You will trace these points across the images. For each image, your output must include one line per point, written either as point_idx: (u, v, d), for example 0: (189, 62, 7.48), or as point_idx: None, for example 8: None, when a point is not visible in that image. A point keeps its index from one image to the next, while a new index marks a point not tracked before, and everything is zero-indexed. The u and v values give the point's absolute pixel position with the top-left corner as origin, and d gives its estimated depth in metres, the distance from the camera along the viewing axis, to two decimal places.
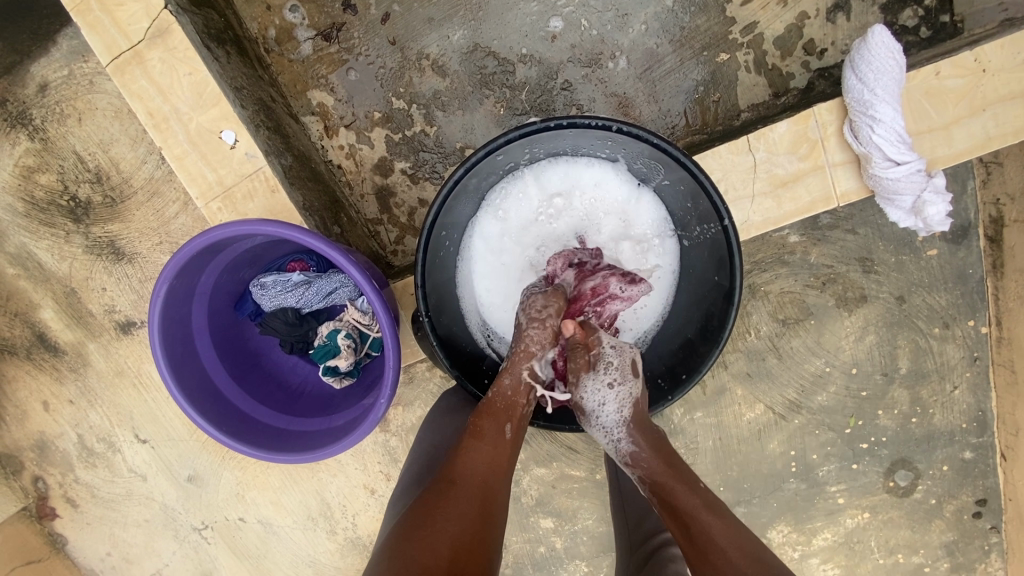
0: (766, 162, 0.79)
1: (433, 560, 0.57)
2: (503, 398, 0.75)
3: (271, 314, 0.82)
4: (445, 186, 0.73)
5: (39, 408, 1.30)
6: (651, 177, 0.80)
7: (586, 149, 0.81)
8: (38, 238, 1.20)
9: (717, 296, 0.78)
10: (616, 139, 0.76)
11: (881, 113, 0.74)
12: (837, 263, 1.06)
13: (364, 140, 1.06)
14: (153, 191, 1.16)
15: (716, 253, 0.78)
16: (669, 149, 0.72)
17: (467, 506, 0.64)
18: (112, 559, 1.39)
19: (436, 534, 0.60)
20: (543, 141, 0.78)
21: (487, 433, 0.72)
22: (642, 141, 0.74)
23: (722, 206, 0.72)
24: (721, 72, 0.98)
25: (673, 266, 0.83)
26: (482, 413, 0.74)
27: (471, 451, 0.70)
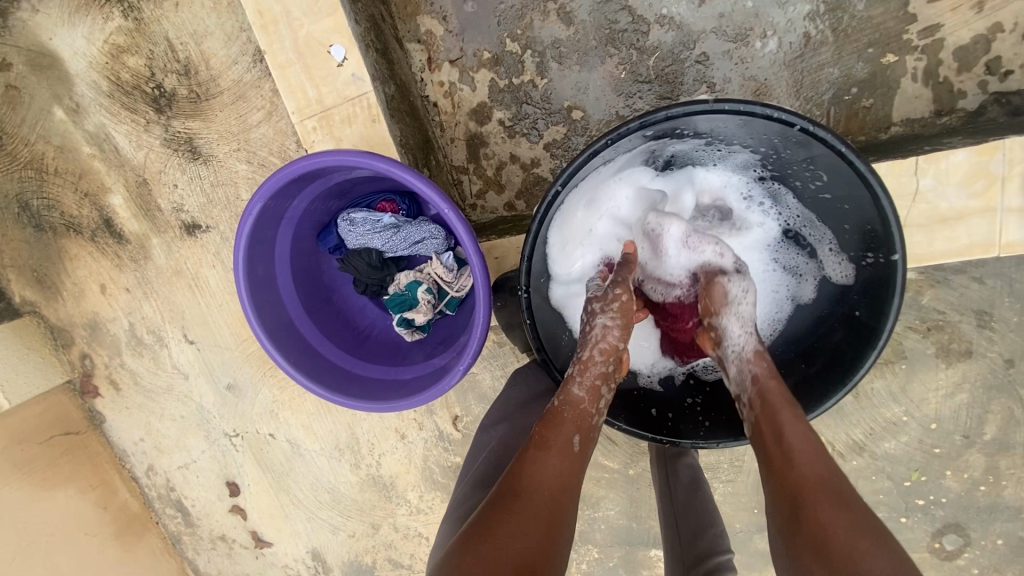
0: (929, 192, 0.70)
1: None
2: (570, 407, 0.69)
3: (354, 252, 0.78)
4: (583, 156, 0.65)
5: (96, 290, 1.32)
6: (799, 182, 0.73)
7: (735, 140, 0.72)
8: (118, 121, 1.17)
9: (851, 329, 0.72)
10: (781, 137, 0.67)
11: None
12: (949, 311, 0.97)
13: (467, 80, 0.99)
14: (239, 94, 1.11)
15: (863, 284, 0.71)
16: (855, 163, 0.63)
17: (532, 522, 0.60)
18: (144, 445, 1.44)
19: (499, 552, 0.57)
20: (697, 124, 0.69)
21: (554, 444, 0.66)
22: (821, 146, 0.65)
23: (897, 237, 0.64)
24: (881, 76, 0.87)
25: (796, 283, 0.78)
26: (547, 422, 0.68)
27: (538, 462, 0.65)
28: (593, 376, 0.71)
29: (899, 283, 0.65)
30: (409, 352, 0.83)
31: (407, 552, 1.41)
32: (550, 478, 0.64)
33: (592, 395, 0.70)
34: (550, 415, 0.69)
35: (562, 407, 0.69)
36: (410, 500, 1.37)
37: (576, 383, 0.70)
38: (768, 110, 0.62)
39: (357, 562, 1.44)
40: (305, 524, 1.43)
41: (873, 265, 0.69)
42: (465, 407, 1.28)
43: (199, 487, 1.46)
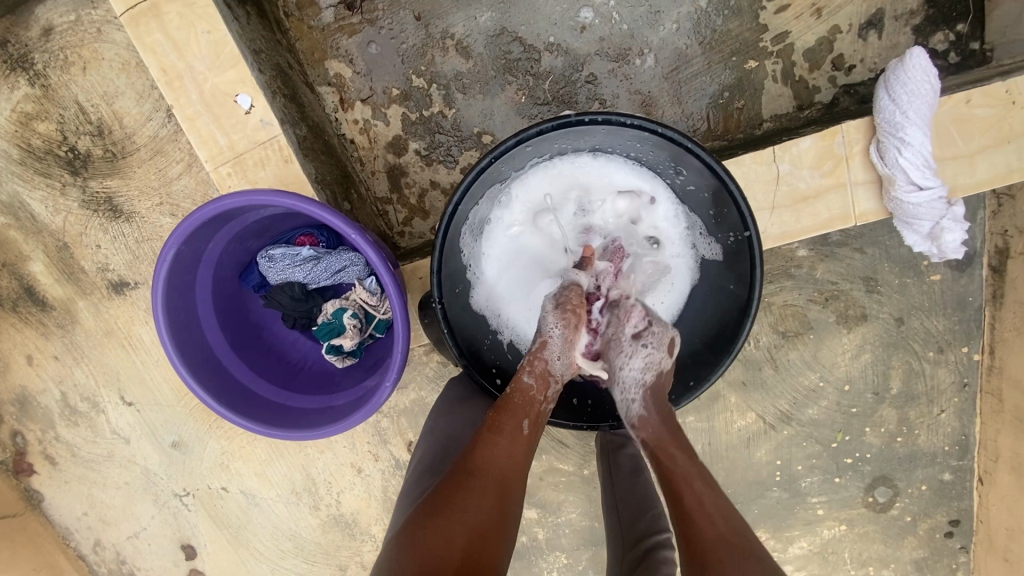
0: (789, 176, 0.79)
1: (448, 552, 0.59)
2: (520, 394, 0.73)
3: (277, 287, 0.81)
4: (471, 174, 0.72)
5: (22, 362, 1.27)
6: (672, 179, 0.80)
7: (613, 146, 0.80)
8: (32, 188, 1.16)
9: (732, 305, 0.79)
10: (644, 139, 0.75)
11: (911, 137, 0.74)
12: (842, 281, 1.07)
13: (380, 116, 1.04)
14: (157, 149, 1.13)
15: (736, 264, 0.78)
16: (702, 154, 0.72)
17: (484, 498, 0.64)
18: (88, 519, 1.37)
19: (454, 526, 0.61)
20: (572, 137, 0.77)
21: (507, 428, 0.70)
22: (675, 144, 0.73)
23: (748, 214, 0.73)
24: (747, 80, 0.98)
25: (688, 272, 0.83)
26: (500, 407, 0.72)
27: (490, 446, 0.69)
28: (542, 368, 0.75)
29: (757, 256, 0.73)
30: (343, 379, 0.85)
31: None
32: (500, 459, 0.68)
33: (540, 382, 0.74)
34: (503, 401, 0.73)
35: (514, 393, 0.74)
36: (376, 534, 1.36)
37: (528, 372, 0.75)
38: (622, 118, 0.72)
39: None
40: None
41: (736, 242, 0.77)
42: (418, 431, 1.29)
43: (152, 555, 1.39)
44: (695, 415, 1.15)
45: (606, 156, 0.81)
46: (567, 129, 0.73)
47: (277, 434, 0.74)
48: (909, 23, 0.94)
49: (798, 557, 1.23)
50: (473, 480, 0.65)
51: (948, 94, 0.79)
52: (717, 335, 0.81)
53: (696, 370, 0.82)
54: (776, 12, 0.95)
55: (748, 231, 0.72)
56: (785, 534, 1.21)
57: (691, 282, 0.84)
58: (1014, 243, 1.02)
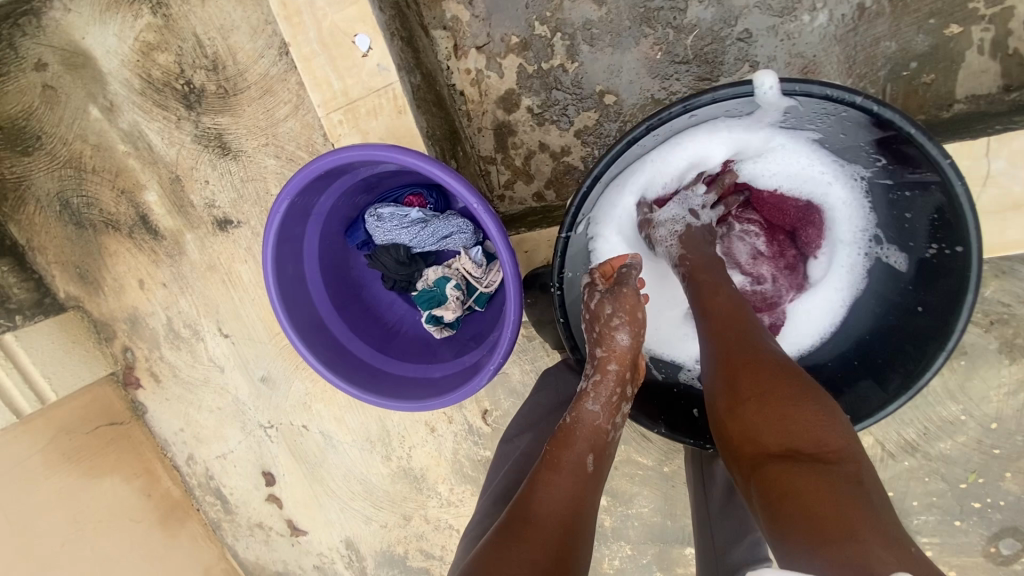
0: (1002, 176, 0.64)
1: None
2: (582, 426, 0.69)
3: (381, 249, 0.77)
4: (624, 142, 0.61)
5: (135, 285, 1.35)
6: (866, 170, 0.70)
7: (803, 125, 0.69)
8: (151, 119, 1.19)
9: (919, 333, 0.68)
10: (849, 118, 0.63)
11: None
12: (1016, 303, 0.90)
13: (494, 67, 0.95)
14: (266, 88, 1.11)
15: (938, 284, 0.65)
16: (927, 147, 0.57)
17: (545, 544, 0.58)
18: (184, 435, 1.48)
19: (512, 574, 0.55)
20: (747, 105, 0.64)
21: (563, 462, 0.67)
22: (889, 128, 0.59)
23: (973, 228, 0.59)
24: (945, 49, 0.80)
25: (860, 281, 0.75)
26: (559, 442, 0.69)
27: (547, 483, 0.65)
28: (605, 390, 0.70)
29: (973, 280, 0.60)
30: (439, 349, 0.81)
31: (438, 544, 1.42)
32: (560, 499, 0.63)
33: (605, 409, 0.70)
34: (561, 436, 0.70)
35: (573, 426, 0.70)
36: (441, 492, 1.38)
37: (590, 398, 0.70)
38: (828, 89, 0.57)
39: (389, 551, 1.46)
40: (338, 513, 1.46)
41: (938, 257, 0.65)
42: (495, 401, 1.26)
43: (236, 476, 1.49)
44: None
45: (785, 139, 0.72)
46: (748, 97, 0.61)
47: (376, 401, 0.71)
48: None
49: None
50: (526, 526, 0.60)
51: None
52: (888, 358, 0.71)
53: (854, 401, 0.72)
54: None
55: (970, 247, 0.59)
56: None
57: (857, 293, 0.76)
58: None
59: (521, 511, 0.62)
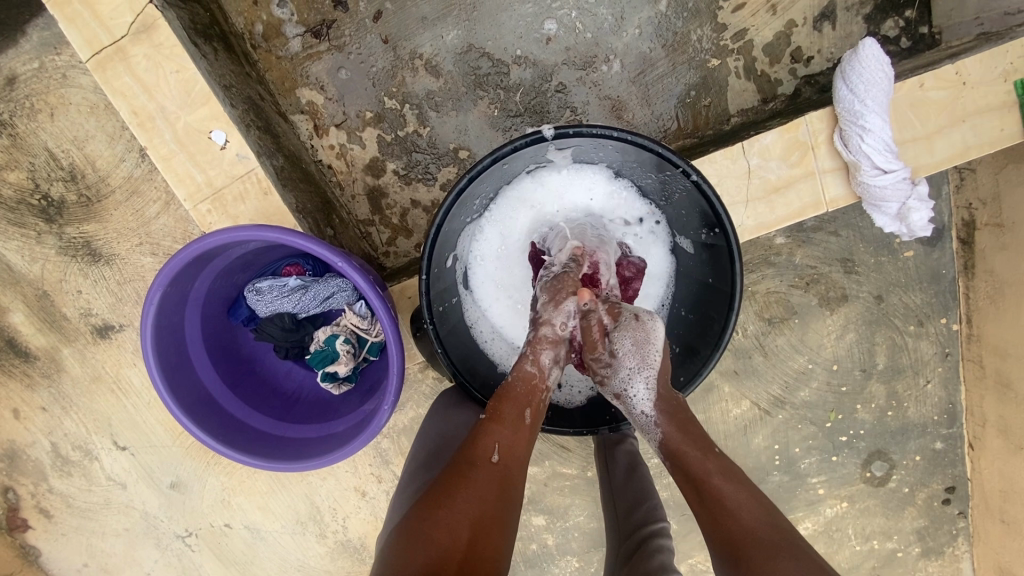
0: (759, 169, 0.82)
1: (450, 541, 0.59)
2: (523, 381, 0.75)
3: (266, 319, 0.81)
4: (451, 195, 0.72)
5: (9, 416, 1.26)
6: (643, 180, 0.82)
7: (588, 157, 0.82)
8: (7, 239, 1.15)
9: (715, 301, 0.81)
10: (616, 147, 0.77)
11: (871, 123, 0.77)
12: (821, 265, 1.10)
13: (355, 140, 1.05)
14: (133, 190, 1.12)
15: (716, 257, 0.79)
16: (670, 156, 0.73)
17: (486, 489, 0.65)
18: (90, 569, 1.36)
19: (454, 515, 0.61)
20: (542, 151, 0.78)
21: (507, 419, 0.71)
22: (645, 150, 0.74)
23: (720, 208, 0.74)
24: (712, 77, 1.00)
25: (667, 270, 0.86)
26: (501, 397, 0.74)
27: (490, 435, 0.70)
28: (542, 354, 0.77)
29: (734, 247, 0.75)
30: (340, 406, 0.86)
31: None
32: (502, 447, 0.69)
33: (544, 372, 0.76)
34: (501, 391, 0.75)
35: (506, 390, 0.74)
36: None
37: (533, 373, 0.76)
38: (590, 129, 0.72)
39: None
40: None
41: (711, 238, 0.79)
42: None
43: None
44: (691, 407, 1.17)
45: (573, 169, 0.84)
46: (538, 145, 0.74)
47: (276, 464, 0.75)
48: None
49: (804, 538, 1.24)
50: (465, 470, 0.66)
51: (903, 80, 0.82)
52: (705, 329, 0.82)
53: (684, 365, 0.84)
54: (733, 11, 0.98)
55: (723, 218, 0.74)
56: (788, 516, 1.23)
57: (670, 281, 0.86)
58: (980, 214, 1.06)
59: (467, 455, 0.68)
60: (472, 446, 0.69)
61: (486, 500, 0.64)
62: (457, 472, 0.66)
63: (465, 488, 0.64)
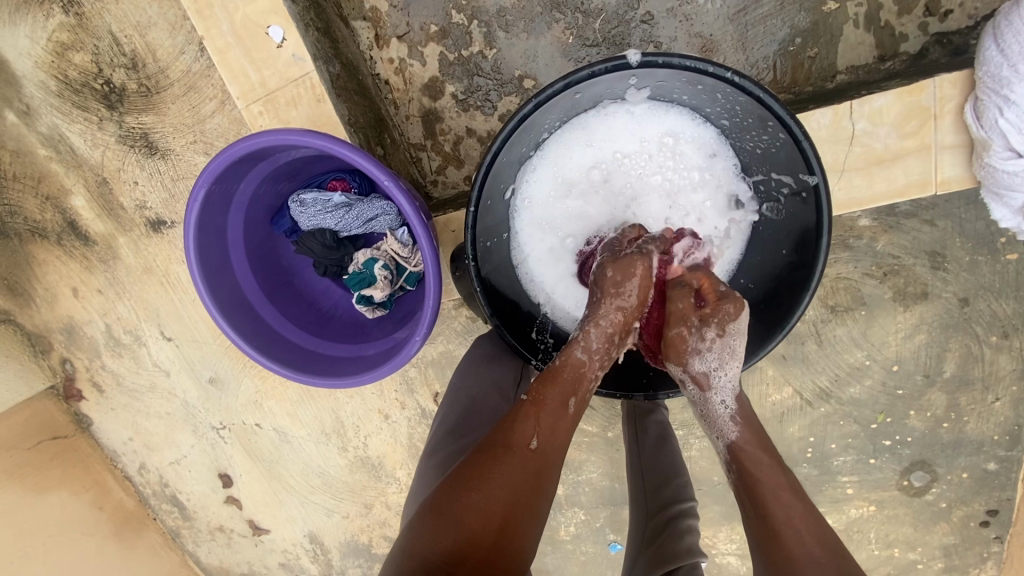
0: (864, 135, 0.73)
1: (481, 529, 0.59)
2: (571, 369, 0.70)
3: (308, 234, 0.79)
4: (513, 120, 0.67)
5: (69, 294, 1.35)
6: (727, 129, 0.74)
7: (669, 95, 0.74)
8: (71, 121, 1.16)
9: (784, 271, 0.74)
10: (705, 83, 0.68)
11: (1016, 95, 0.67)
12: (905, 255, 0.99)
13: (416, 55, 0.98)
14: (190, 85, 1.10)
15: (800, 222, 0.71)
16: (772, 104, 0.64)
17: (518, 475, 0.63)
18: (135, 443, 1.51)
19: (485, 501, 0.61)
20: (622, 82, 0.71)
21: (551, 401, 0.69)
22: (742, 93, 0.66)
23: (817, 166, 0.65)
24: (825, 24, 0.88)
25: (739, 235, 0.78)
26: (548, 380, 0.70)
27: (528, 418, 0.67)
28: (597, 341, 0.71)
29: (823, 215, 0.67)
30: (373, 330, 0.85)
31: None
32: (539, 434, 0.66)
33: (595, 359, 0.72)
34: (546, 374, 0.71)
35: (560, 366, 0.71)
36: (400, 478, 1.41)
37: (580, 346, 0.71)
38: (685, 60, 0.64)
39: (353, 541, 1.52)
40: (299, 507, 1.50)
41: (796, 204, 0.71)
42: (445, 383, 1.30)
43: (192, 478, 1.53)
44: None
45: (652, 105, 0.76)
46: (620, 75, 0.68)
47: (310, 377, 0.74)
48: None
49: None
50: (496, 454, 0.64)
51: None
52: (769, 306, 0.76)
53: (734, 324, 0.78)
54: None
55: (815, 178, 0.65)
56: None
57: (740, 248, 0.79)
58: None
59: (502, 438, 0.66)
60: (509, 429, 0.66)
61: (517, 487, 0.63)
62: (490, 453, 0.64)
63: (497, 473, 0.62)
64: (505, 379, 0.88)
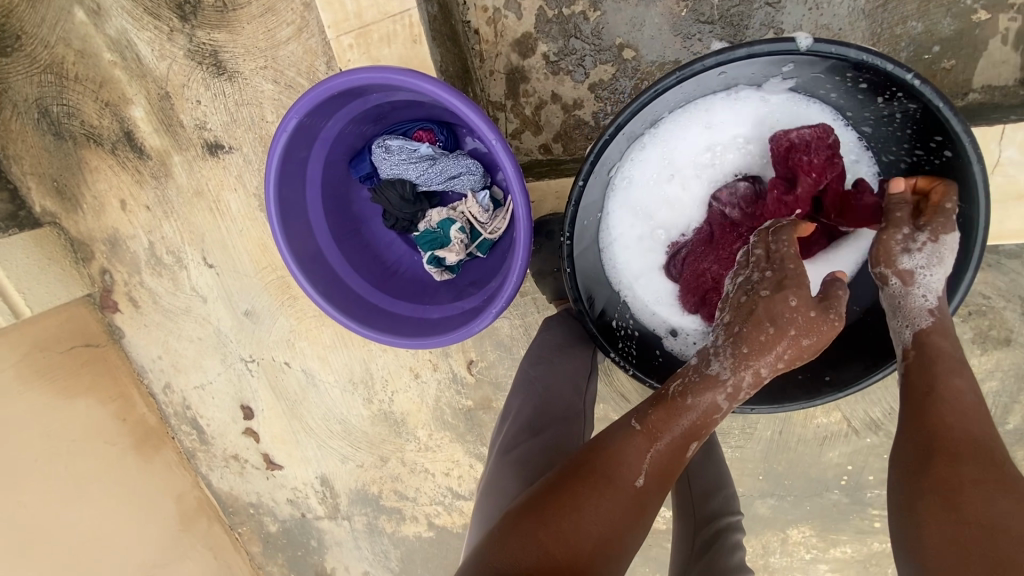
0: (1005, 166, 0.79)
1: (572, 555, 0.60)
2: (700, 412, 0.66)
3: (386, 183, 0.76)
4: (651, 89, 0.66)
5: (117, 205, 1.34)
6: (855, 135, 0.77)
7: (815, 88, 0.75)
8: (141, 28, 1.13)
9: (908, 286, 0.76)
10: (857, 75, 0.69)
11: None
12: (994, 296, 0.93)
13: (513, 6, 0.92)
14: (269, 7, 1.05)
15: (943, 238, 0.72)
16: (943, 108, 0.65)
17: (617, 511, 0.63)
18: (163, 362, 1.52)
19: (582, 529, 0.61)
20: (768, 68, 0.72)
21: (663, 436, 0.66)
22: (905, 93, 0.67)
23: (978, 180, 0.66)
24: (970, 35, 0.81)
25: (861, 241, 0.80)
26: (669, 415, 0.67)
27: (637, 453, 0.65)
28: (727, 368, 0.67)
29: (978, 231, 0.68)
30: (436, 291, 0.83)
31: (412, 486, 1.49)
32: (648, 473, 0.65)
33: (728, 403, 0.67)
34: (667, 401, 0.68)
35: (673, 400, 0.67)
36: (420, 437, 1.41)
37: (723, 391, 0.66)
38: (861, 53, 0.63)
39: (364, 490, 1.54)
40: (315, 449, 1.52)
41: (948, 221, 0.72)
42: (481, 351, 1.27)
43: (215, 405, 1.54)
44: None
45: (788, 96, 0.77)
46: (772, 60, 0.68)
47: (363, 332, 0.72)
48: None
49: (836, 560, 1.20)
50: (596, 482, 0.64)
51: None
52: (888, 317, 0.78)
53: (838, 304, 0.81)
54: None
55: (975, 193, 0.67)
56: (831, 535, 1.18)
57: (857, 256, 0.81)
58: None
59: (609, 468, 0.64)
60: (617, 460, 0.65)
61: (613, 521, 0.62)
62: (589, 478, 0.64)
63: (593, 504, 0.62)
64: (577, 372, 0.91)
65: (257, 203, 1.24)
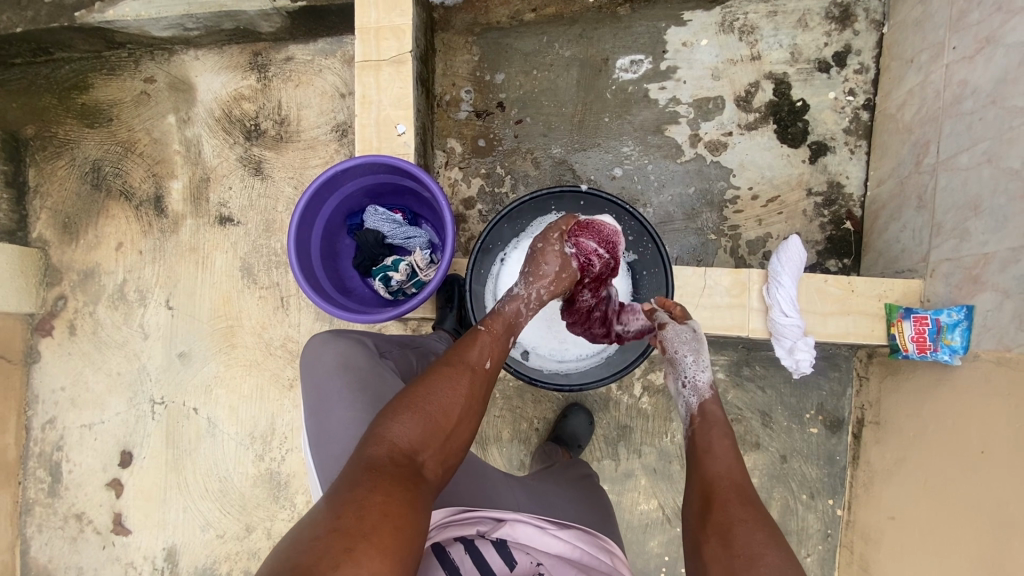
0: (709, 288, 1.15)
1: (443, 418, 0.82)
2: (511, 316, 1.00)
3: (368, 230, 1.19)
4: (514, 202, 1.13)
5: (112, 246, 1.62)
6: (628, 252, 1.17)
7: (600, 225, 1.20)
8: (213, 136, 1.62)
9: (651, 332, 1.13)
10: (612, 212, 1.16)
11: (784, 282, 1.09)
12: (744, 410, 1.34)
13: (466, 180, 1.51)
14: (312, 145, 1.59)
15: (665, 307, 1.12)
16: (648, 227, 1.11)
17: (471, 388, 0.88)
18: (62, 394, 1.57)
19: (449, 401, 0.84)
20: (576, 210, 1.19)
21: (498, 335, 0.97)
22: (635, 219, 1.14)
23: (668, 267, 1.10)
24: (706, 246, 1.42)
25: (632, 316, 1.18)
26: (493, 317, 0.99)
27: (480, 348, 0.93)
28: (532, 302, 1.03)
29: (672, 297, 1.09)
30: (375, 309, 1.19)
31: None
32: (489, 360, 0.93)
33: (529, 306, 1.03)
34: (495, 315, 1.00)
35: (498, 311, 1.00)
36: (296, 504, 1.47)
37: (523, 303, 1.02)
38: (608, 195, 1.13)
39: (210, 569, 1.48)
40: (179, 512, 1.50)
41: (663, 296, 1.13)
42: None
43: (92, 448, 1.54)
44: (609, 484, 1.39)
45: None
46: (572, 198, 1.17)
47: (316, 297, 1.05)
48: (826, 233, 1.38)
49: None
50: (458, 368, 0.88)
51: (814, 274, 1.14)
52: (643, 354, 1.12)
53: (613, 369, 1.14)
54: (734, 212, 1.41)
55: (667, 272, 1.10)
56: None
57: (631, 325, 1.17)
58: (867, 414, 1.27)
59: (462, 359, 0.90)
60: (468, 353, 0.91)
61: (471, 393, 0.87)
62: (449, 367, 0.88)
63: (456, 382, 0.86)
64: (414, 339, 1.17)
65: (237, 265, 1.57)
